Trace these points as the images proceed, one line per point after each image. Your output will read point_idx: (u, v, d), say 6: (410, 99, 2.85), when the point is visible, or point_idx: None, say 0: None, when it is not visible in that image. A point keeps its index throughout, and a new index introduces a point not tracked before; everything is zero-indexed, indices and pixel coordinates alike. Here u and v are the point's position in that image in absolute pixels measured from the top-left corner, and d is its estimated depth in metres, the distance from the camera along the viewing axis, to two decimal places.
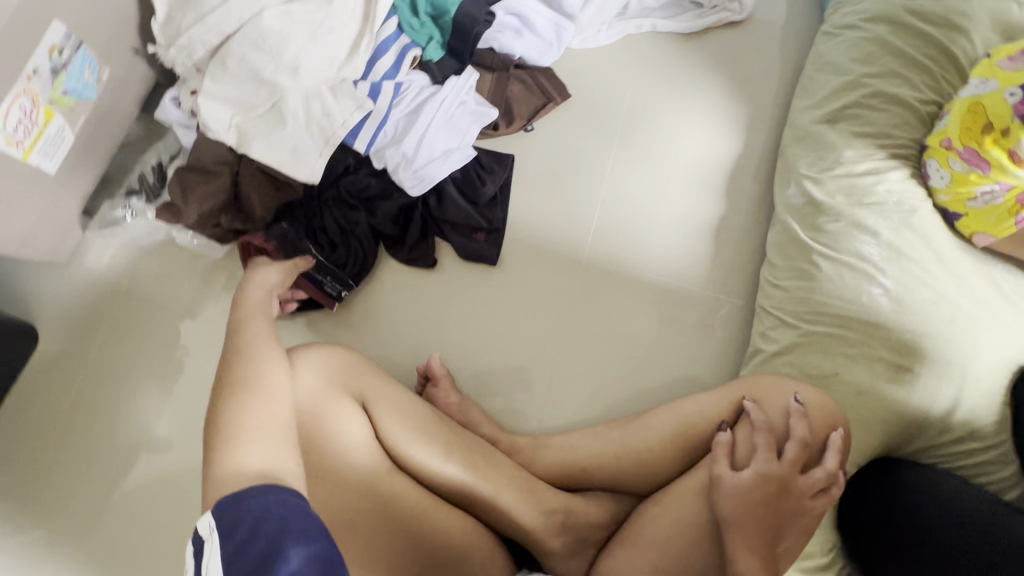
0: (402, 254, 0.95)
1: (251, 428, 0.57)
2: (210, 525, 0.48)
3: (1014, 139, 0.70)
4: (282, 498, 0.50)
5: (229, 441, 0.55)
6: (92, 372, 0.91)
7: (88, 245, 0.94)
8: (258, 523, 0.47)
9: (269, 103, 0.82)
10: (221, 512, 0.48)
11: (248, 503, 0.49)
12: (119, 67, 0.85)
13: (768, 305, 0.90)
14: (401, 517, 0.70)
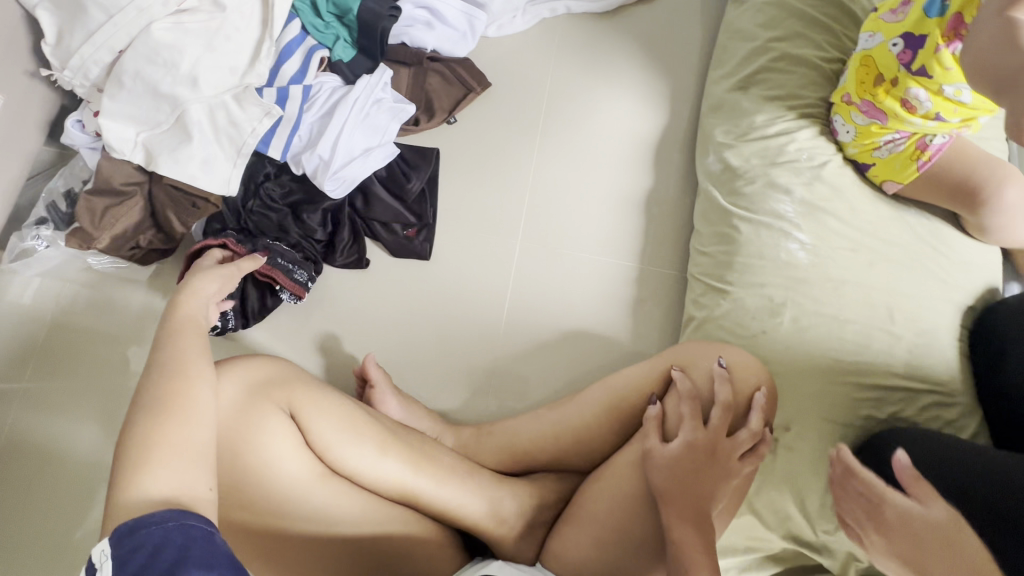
0: (337, 260, 0.94)
1: (168, 445, 0.52)
2: (103, 551, 0.45)
3: (905, 87, 0.79)
4: (185, 525, 0.47)
5: (138, 460, 0.51)
6: (23, 410, 0.88)
7: (5, 283, 0.92)
8: (155, 553, 0.44)
9: (172, 117, 0.81)
10: (118, 540, 0.45)
11: (146, 530, 0.46)
12: (13, 94, 0.83)
13: (695, 271, 0.93)
14: (333, 525, 0.70)
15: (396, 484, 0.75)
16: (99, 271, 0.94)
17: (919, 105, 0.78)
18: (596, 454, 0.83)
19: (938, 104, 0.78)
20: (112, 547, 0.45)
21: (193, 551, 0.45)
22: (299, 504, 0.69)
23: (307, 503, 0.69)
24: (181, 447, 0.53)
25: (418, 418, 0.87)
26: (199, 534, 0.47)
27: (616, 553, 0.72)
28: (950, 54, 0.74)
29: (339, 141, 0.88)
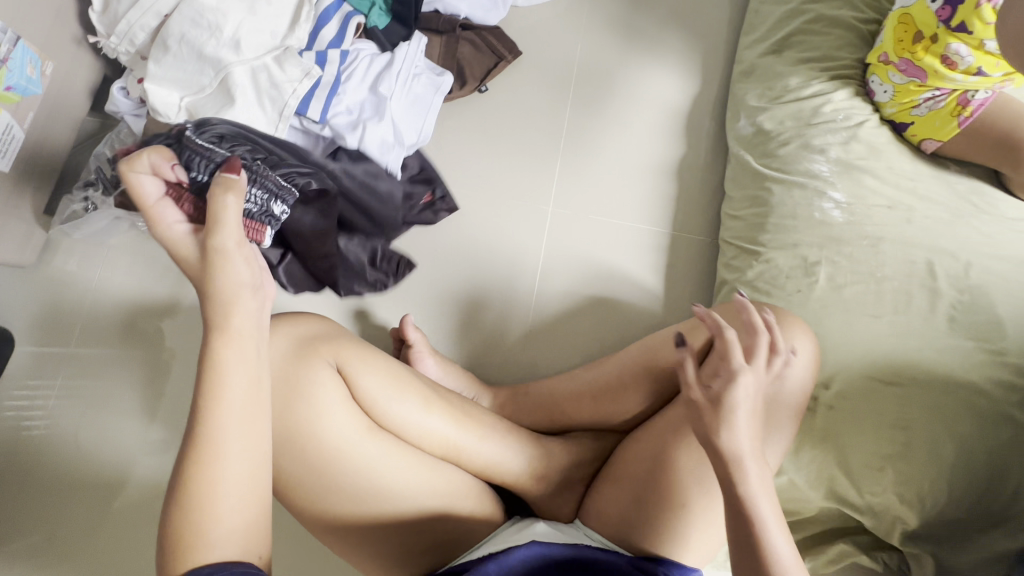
0: (377, 291, 0.93)
1: (209, 481, 0.48)
2: None
3: (945, 43, 0.78)
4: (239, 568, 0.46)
5: (214, 482, 0.48)
6: (74, 370, 0.91)
7: (55, 247, 0.95)
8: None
9: (216, 79, 0.82)
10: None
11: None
12: (61, 59, 0.86)
13: (728, 235, 0.93)
14: (377, 488, 0.70)
15: (439, 439, 0.77)
16: (142, 239, 0.97)
17: (960, 61, 0.78)
18: (636, 412, 0.82)
19: (979, 58, 0.77)
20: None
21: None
22: (338, 457, 0.68)
23: (348, 460, 0.68)
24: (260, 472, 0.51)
25: (454, 377, 0.88)
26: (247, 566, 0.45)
27: (660, 518, 0.70)
28: (989, 8, 0.74)
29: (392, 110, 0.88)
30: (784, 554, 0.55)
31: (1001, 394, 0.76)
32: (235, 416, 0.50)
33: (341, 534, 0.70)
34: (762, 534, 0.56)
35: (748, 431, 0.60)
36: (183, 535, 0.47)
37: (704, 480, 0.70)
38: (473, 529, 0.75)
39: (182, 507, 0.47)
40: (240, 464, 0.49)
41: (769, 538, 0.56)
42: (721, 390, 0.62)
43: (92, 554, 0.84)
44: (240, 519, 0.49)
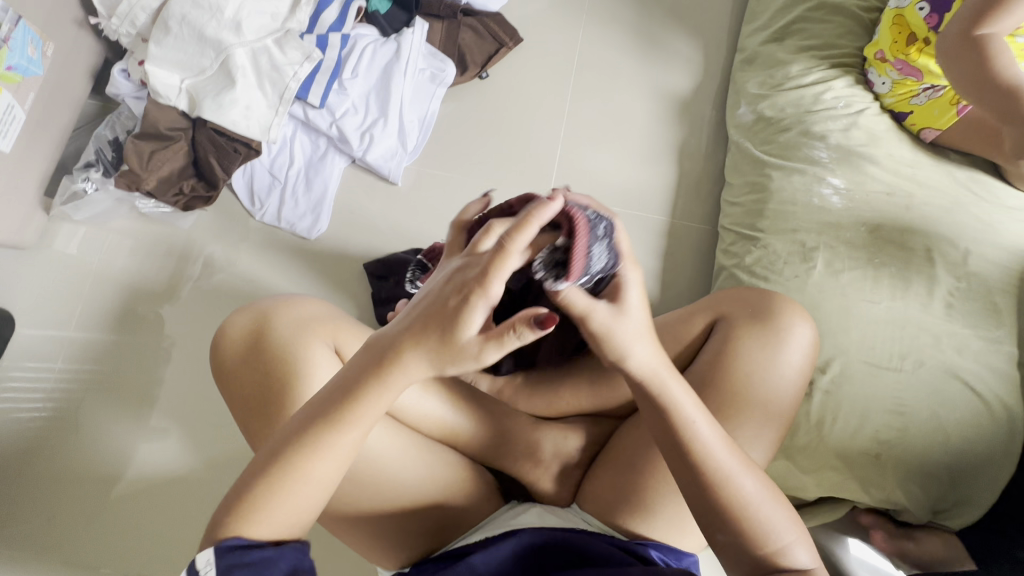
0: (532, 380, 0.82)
1: (296, 478, 0.48)
2: (208, 561, 0.45)
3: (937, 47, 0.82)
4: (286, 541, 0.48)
5: (295, 466, 0.48)
6: (73, 352, 0.91)
7: (55, 229, 0.95)
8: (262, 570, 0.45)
9: (217, 61, 0.83)
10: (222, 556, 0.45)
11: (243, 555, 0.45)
12: (63, 40, 0.86)
13: (727, 222, 0.93)
14: (376, 473, 0.69)
15: (437, 422, 0.78)
16: (142, 221, 0.97)
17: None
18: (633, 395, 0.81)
19: None
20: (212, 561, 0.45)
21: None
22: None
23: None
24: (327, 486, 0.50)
25: None
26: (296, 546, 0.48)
27: (655, 502, 0.70)
28: None
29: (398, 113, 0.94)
30: (737, 469, 0.52)
31: (993, 379, 0.77)
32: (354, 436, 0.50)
33: (339, 518, 0.70)
34: (708, 455, 0.52)
35: (651, 350, 0.53)
36: (247, 514, 0.47)
37: None
38: (470, 514, 0.74)
39: (261, 493, 0.47)
40: (331, 466, 0.49)
41: (716, 457, 0.52)
42: (617, 297, 0.52)
43: (94, 538, 0.84)
44: (309, 509, 0.49)
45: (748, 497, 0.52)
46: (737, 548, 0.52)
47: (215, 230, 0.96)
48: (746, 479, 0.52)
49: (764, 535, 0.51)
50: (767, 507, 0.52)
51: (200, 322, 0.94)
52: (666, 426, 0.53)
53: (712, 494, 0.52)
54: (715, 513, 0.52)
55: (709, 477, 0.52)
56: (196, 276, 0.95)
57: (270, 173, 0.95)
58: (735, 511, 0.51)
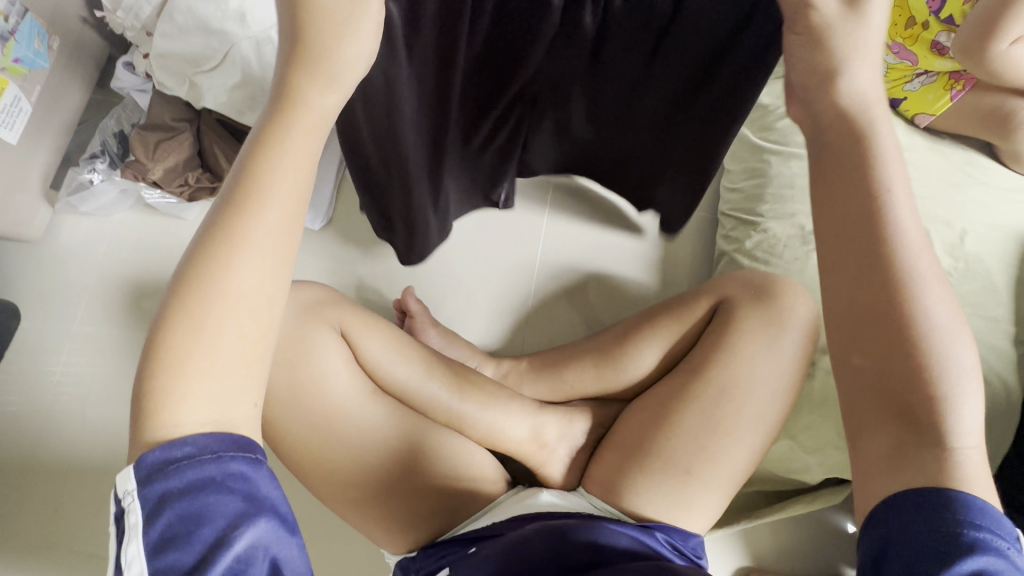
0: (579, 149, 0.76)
1: (207, 303, 0.37)
2: (129, 491, 0.36)
3: (934, 32, 0.88)
4: (223, 447, 0.37)
5: (199, 295, 0.37)
6: (78, 343, 0.92)
7: (60, 223, 0.96)
8: (186, 505, 0.36)
9: (222, 53, 0.82)
10: (144, 472, 0.36)
11: (166, 478, 0.36)
12: (68, 34, 0.87)
13: (726, 208, 0.95)
14: (383, 452, 0.70)
15: (443, 407, 0.78)
16: (146, 213, 0.97)
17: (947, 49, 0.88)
18: (638, 377, 0.82)
19: None
20: (133, 471, 0.36)
21: (226, 510, 0.37)
22: (340, 421, 0.68)
23: (348, 422, 0.69)
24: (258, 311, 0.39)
25: (456, 347, 0.88)
26: (234, 458, 0.38)
27: (663, 484, 0.70)
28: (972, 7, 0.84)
29: None
30: (928, 276, 0.40)
31: (994, 357, 0.78)
32: (267, 233, 0.39)
33: (348, 502, 0.70)
34: (904, 249, 0.40)
35: (871, 85, 0.42)
36: (162, 380, 0.37)
37: (704, 441, 0.70)
38: (477, 496, 0.75)
39: (170, 328, 0.37)
40: (253, 285, 0.38)
41: (910, 255, 0.40)
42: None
43: (97, 528, 0.84)
44: (244, 351, 0.38)
45: (933, 317, 0.40)
46: (889, 383, 0.40)
47: None
48: (934, 288, 0.40)
49: (937, 375, 0.39)
50: (954, 340, 0.40)
51: None
52: (857, 193, 0.41)
53: (887, 299, 0.40)
54: (877, 319, 0.40)
55: (893, 270, 0.40)
56: None
57: None
58: (910, 324, 0.39)
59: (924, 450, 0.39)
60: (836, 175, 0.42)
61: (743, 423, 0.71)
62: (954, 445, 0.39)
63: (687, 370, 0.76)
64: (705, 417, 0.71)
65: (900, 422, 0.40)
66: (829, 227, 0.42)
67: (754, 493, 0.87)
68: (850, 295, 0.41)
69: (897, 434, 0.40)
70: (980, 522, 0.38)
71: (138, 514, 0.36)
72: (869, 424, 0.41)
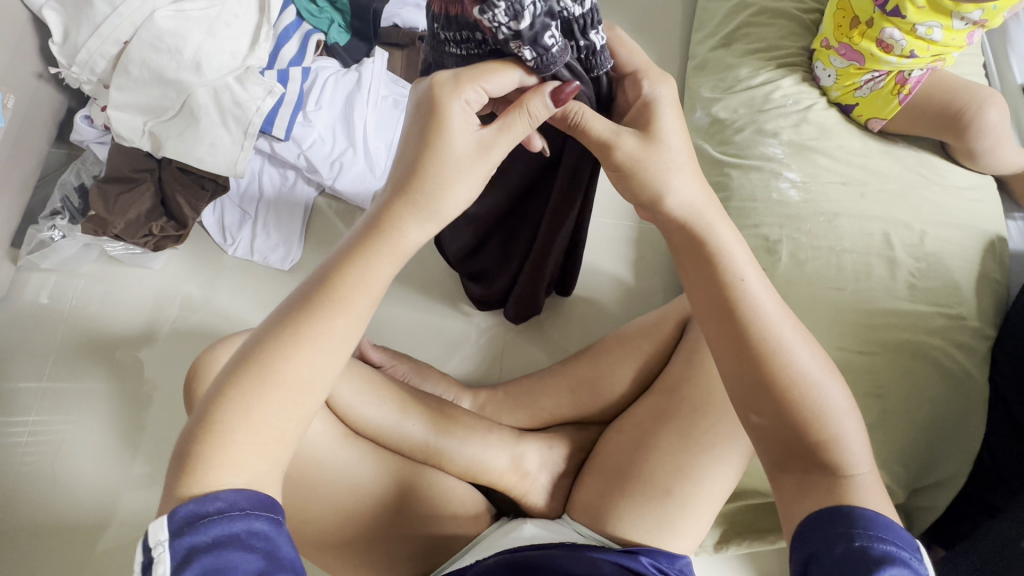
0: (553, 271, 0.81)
1: (266, 383, 0.39)
2: (159, 542, 0.36)
3: (880, 27, 0.86)
4: (253, 505, 0.38)
5: (245, 399, 0.39)
6: (47, 400, 0.90)
7: (25, 280, 0.94)
8: (212, 560, 0.35)
9: (179, 102, 0.83)
10: (177, 525, 0.36)
11: (196, 533, 0.36)
12: (24, 92, 0.87)
13: None
14: (366, 496, 0.69)
15: (419, 444, 0.77)
16: (112, 264, 0.96)
17: (895, 43, 0.86)
18: (615, 397, 0.83)
19: (911, 42, 0.86)
20: (166, 524, 0.37)
21: (254, 567, 0.36)
22: (314, 468, 0.67)
23: (321, 468, 0.67)
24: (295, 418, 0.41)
25: (433, 380, 0.87)
26: (260, 516, 0.38)
27: (646, 507, 0.69)
28: None
29: (365, 141, 0.94)
30: (788, 338, 0.45)
31: (963, 354, 0.79)
32: (342, 331, 0.42)
33: (328, 550, 0.68)
34: (762, 319, 0.46)
35: (695, 187, 0.49)
36: (207, 451, 0.38)
37: (682, 461, 0.70)
38: (459, 534, 0.73)
39: (224, 404, 0.39)
40: (299, 394, 0.40)
41: (769, 321, 0.45)
42: (648, 117, 0.49)
43: None
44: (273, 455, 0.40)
45: (803, 371, 0.44)
46: (777, 436, 0.45)
47: (189, 269, 0.97)
48: (800, 348, 0.45)
49: (822, 423, 0.43)
50: (826, 387, 0.44)
51: (177, 361, 0.92)
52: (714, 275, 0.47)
53: (752, 363, 0.45)
54: (753, 381, 0.45)
55: (753, 341, 0.45)
56: (172, 315, 0.95)
57: (241, 208, 0.98)
58: (783, 379, 0.44)
59: (821, 481, 0.43)
60: (692, 262, 0.49)
61: (720, 440, 0.70)
62: (849, 474, 0.43)
63: (664, 390, 0.76)
64: (683, 436, 0.71)
65: (795, 463, 0.44)
66: (700, 311, 0.48)
67: (744, 507, 0.85)
68: (731, 373, 0.46)
69: (796, 472, 0.44)
70: (884, 535, 0.40)
71: (166, 567, 0.35)
72: (776, 467, 0.45)
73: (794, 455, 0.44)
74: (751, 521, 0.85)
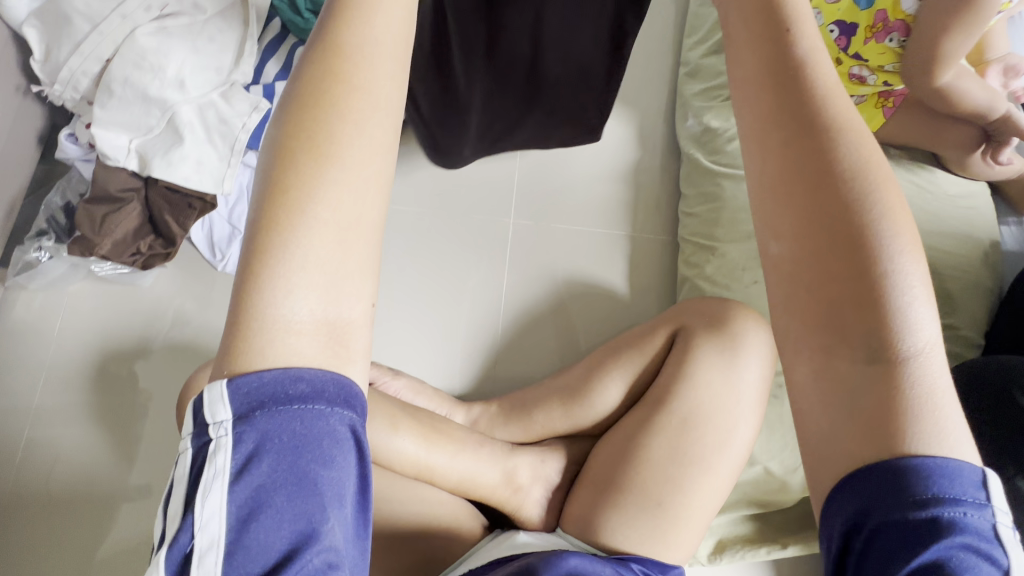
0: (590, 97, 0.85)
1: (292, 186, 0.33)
2: (223, 423, 0.32)
3: (847, 68, 0.89)
4: (333, 399, 0.33)
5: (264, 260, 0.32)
6: (38, 417, 0.89)
7: (12, 298, 0.94)
8: (280, 456, 0.32)
9: (163, 120, 0.82)
10: (242, 402, 0.32)
11: (266, 419, 0.32)
12: (8, 109, 0.86)
13: (686, 232, 0.99)
14: None
15: (410, 460, 0.77)
16: (100, 283, 0.96)
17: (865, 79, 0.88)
18: (606, 412, 0.83)
19: (881, 77, 0.87)
20: (229, 398, 0.32)
21: (325, 479, 0.33)
22: None
23: None
24: (335, 288, 0.34)
25: (425, 395, 0.87)
26: (341, 415, 0.34)
27: (637, 520, 0.68)
28: (877, 42, 0.84)
29: None
30: (851, 145, 0.36)
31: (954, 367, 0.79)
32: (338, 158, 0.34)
33: None
34: (827, 118, 0.36)
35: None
36: (261, 283, 0.32)
37: (674, 473, 0.70)
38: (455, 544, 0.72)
39: (268, 205, 0.33)
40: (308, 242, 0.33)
41: (834, 120, 0.36)
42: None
43: None
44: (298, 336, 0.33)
45: (864, 186, 0.35)
46: (812, 277, 0.35)
47: (180, 284, 0.96)
48: (863, 160, 0.35)
49: (877, 256, 0.34)
50: (882, 211, 0.35)
51: (170, 377, 0.92)
52: (767, 59, 0.38)
53: (805, 175, 0.35)
54: (805, 188, 0.35)
55: (814, 136, 0.36)
56: (163, 330, 0.94)
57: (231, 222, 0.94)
58: (841, 200, 0.34)
59: (868, 350, 0.34)
60: (753, 41, 0.39)
61: (710, 452, 0.70)
62: (899, 348, 0.33)
63: (652, 402, 0.76)
64: (671, 449, 0.71)
65: (840, 310, 0.34)
66: (749, 103, 0.38)
67: (737, 516, 0.86)
68: (776, 179, 0.36)
69: (823, 329, 0.35)
70: (953, 498, 0.33)
71: (229, 452, 0.32)
72: (807, 322, 0.35)
73: (839, 294, 0.34)
74: (745, 530, 0.86)
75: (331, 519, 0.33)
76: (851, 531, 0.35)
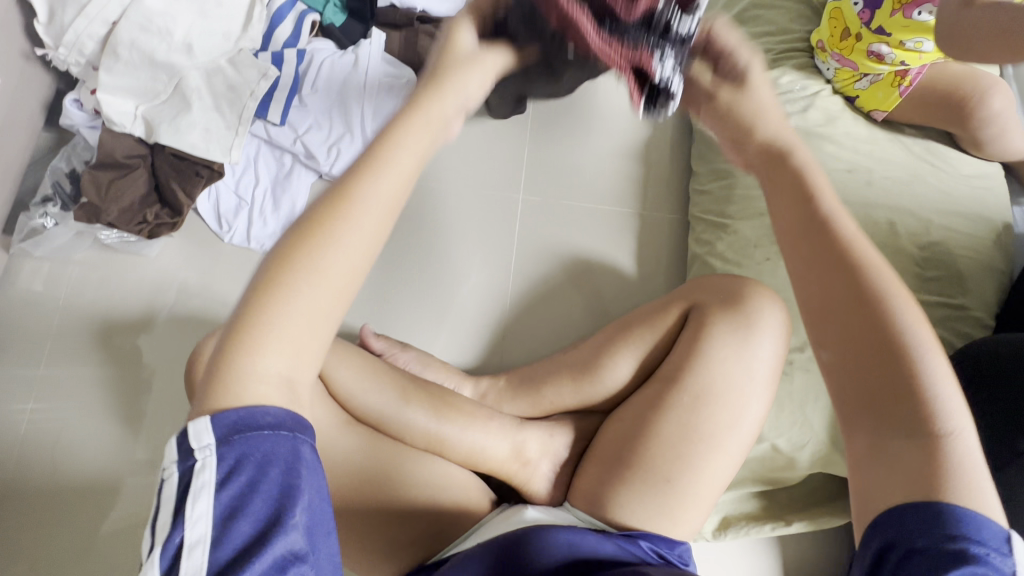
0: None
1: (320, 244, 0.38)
2: (206, 445, 0.36)
3: (868, 43, 0.87)
4: (296, 426, 0.39)
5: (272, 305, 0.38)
6: (45, 385, 0.89)
7: (17, 266, 0.93)
8: (257, 473, 0.37)
9: (171, 86, 0.83)
10: (223, 429, 0.36)
11: (244, 442, 0.36)
12: (12, 73, 0.84)
13: (697, 211, 0.98)
14: (371, 483, 0.70)
15: (419, 432, 0.77)
16: (105, 252, 0.95)
17: (883, 56, 0.87)
18: (615, 388, 0.83)
19: (901, 55, 0.86)
20: (210, 427, 0.36)
21: (298, 489, 0.38)
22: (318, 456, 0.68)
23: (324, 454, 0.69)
24: (313, 323, 0.39)
25: (433, 369, 0.87)
26: (304, 440, 0.39)
27: (647, 494, 0.69)
28: (902, 15, 0.83)
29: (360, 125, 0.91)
30: (872, 259, 0.44)
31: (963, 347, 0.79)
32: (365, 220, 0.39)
33: None
34: (847, 238, 0.45)
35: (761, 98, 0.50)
36: (256, 323, 0.38)
37: (684, 448, 0.70)
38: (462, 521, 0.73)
39: (283, 258, 0.38)
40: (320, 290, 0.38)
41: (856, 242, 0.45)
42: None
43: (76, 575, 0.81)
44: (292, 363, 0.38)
45: (889, 295, 0.43)
46: (857, 367, 0.42)
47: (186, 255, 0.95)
48: (885, 275, 0.44)
49: (908, 355, 0.41)
50: (903, 313, 0.42)
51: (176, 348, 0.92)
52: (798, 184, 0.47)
53: (843, 285, 0.43)
54: (843, 306, 0.43)
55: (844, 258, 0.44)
56: (169, 302, 0.94)
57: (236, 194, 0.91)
58: (876, 305, 0.42)
59: (904, 435, 0.41)
60: (779, 180, 0.48)
61: (720, 428, 0.70)
62: (938, 427, 0.41)
63: (663, 378, 0.76)
64: (681, 424, 0.71)
65: (879, 407, 0.42)
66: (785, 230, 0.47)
67: (743, 493, 0.87)
68: (816, 297, 0.45)
69: (872, 418, 0.42)
70: (975, 536, 0.38)
71: (212, 471, 0.36)
72: (848, 409, 0.43)
73: (875, 392, 0.42)
74: (750, 506, 0.86)
75: (304, 522, 0.38)
76: (885, 551, 0.40)
